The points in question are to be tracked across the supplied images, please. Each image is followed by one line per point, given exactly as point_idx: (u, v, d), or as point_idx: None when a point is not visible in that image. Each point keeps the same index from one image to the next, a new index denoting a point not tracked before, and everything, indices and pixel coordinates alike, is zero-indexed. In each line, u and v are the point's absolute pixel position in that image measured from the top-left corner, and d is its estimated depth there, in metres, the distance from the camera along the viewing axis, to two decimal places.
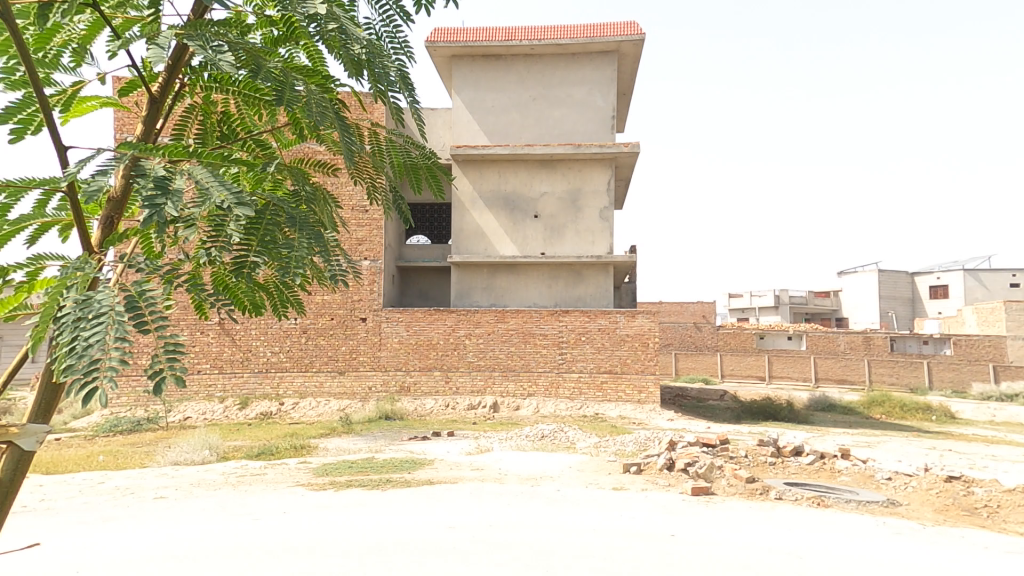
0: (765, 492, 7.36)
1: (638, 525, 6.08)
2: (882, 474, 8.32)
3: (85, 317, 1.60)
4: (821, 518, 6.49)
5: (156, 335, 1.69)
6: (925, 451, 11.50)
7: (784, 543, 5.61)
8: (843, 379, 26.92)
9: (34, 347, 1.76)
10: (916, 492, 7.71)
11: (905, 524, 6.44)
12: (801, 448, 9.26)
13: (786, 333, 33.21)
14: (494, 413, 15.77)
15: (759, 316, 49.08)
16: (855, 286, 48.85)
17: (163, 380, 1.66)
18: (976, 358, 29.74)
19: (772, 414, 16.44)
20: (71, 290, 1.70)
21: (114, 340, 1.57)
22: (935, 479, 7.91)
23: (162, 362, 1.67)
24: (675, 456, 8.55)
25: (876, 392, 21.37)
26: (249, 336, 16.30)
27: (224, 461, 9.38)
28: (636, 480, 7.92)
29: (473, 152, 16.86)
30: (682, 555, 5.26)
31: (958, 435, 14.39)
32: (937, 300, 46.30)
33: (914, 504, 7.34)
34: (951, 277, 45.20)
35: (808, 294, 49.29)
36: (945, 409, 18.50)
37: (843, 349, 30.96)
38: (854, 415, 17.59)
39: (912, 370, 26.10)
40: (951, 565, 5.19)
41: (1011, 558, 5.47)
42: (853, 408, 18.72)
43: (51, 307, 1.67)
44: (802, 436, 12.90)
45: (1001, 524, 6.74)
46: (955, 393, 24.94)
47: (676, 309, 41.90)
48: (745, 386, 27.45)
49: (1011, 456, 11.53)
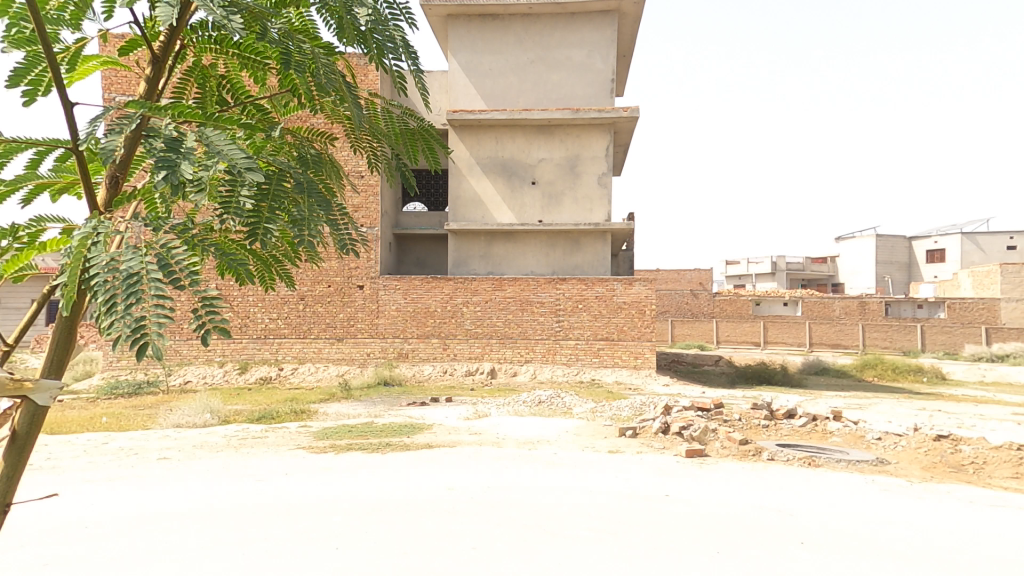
0: (757, 454, 7.53)
1: (637, 486, 6.23)
2: (872, 434, 8.49)
3: (119, 276, 1.61)
4: (811, 476, 6.70)
5: (191, 291, 1.70)
6: (915, 411, 11.73)
7: (775, 502, 5.76)
8: (837, 344, 27.29)
9: (68, 306, 1.68)
10: (904, 451, 7.90)
11: (894, 481, 6.63)
12: (794, 411, 9.41)
13: (782, 299, 33.34)
14: (492, 378, 15.99)
15: (756, 283, 49.37)
16: (851, 251, 48.95)
17: (210, 333, 1.72)
18: (968, 323, 30.14)
19: (766, 378, 16.69)
20: (96, 248, 1.68)
21: (154, 300, 1.59)
22: (924, 439, 8.10)
23: (204, 317, 1.72)
24: (671, 421, 8.71)
25: (870, 356, 21.62)
26: (246, 302, 16.32)
27: (225, 424, 9.53)
28: (632, 444, 8.08)
29: (470, 117, 16.56)
30: (674, 513, 5.43)
31: (948, 396, 14.63)
32: (933, 265, 46.34)
33: (902, 462, 7.53)
34: (948, 241, 45.13)
35: (805, 260, 49.41)
36: (936, 371, 18.79)
37: (838, 314, 31.31)
38: (847, 378, 17.88)
39: (904, 334, 26.49)
40: (938, 519, 5.40)
41: (992, 512, 5.67)
42: (846, 370, 19.00)
43: (79, 264, 1.65)
44: (794, 399, 13.12)
45: (985, 479, 6.95)
46: (946, 355, 25.30)
47: (674, 276, 42.05)
48: (740, 351, 27.80)
49: (998, 415, 11.76)
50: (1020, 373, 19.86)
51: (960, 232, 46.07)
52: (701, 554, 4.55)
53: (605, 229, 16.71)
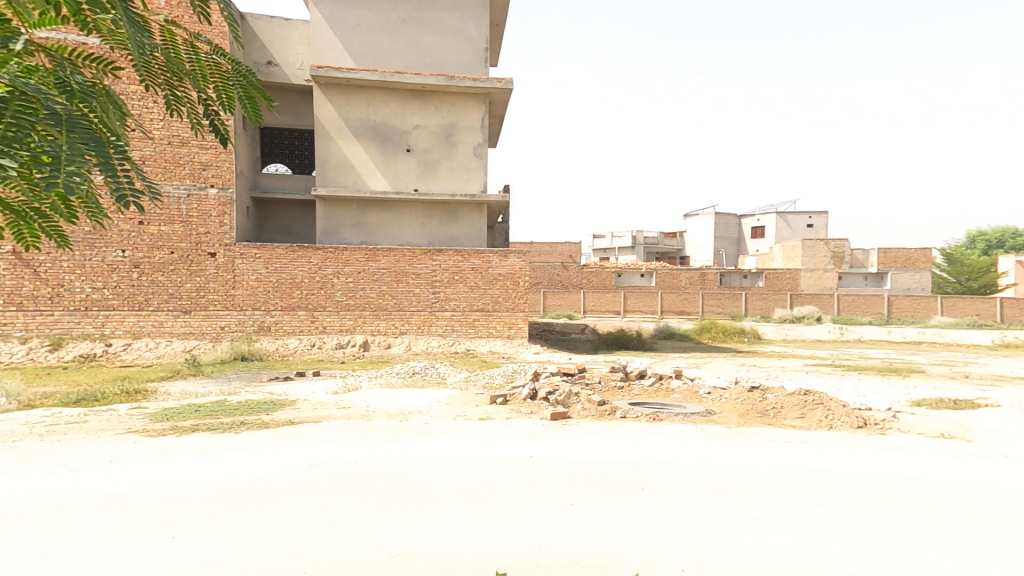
0: (612, 413, 8.18)
1: (501, 451, 6.45)
2: (704, 389, 9.61)
3: None
4: (655, 430, 7.45)
5: None
6: (739, 367, 13.54)
7: (627, 456, 6.35)
8: (682, 311, 30.46)
9: None
10: (727, 401, 9.05)
11: (716, 428, 7.62)
12: (644, 371, 10.34)
13: (639, 271, 36.30)
14: (365, 351, 15.53)
15: (620, 256, 53.31)
16: (698, 227, 54.53)
17: None
18: (781, 291, 35.33)
19: (624, 344, 18.17)
20: None
21: None
22: (742, 391, 9.31)
23: None
24: (538, 386, 9.15)
25: (708, 321, 24.46)
26: (60, 269, 14.02)
27: (27, 409, 8.18)
28: (502, 410, 8.34)
29: (337, 75, 15.54)
30: (536, 473, 5.72)
31: (764, 353, 17.10)
32: (755, 240, 53.07)
33: (725, 411, 8.63)
34: (767, 219, 51.78)
35: (660, 236, 54.24)
36: (756, 331, 21.82)
37: (684, 284, 34.96)
38: (689, 341, 20.10)
39: (734, 301, 30.29)
40: (751, 459, 6.29)
41: (790, 448, 6.75)
42: (688, 334, 21.33)
43: None
44: (647, 361, 14.46)
45: (782, 420, 8.20)
46: (762, 318, 29.35)
47: (546, 249, 43.83)
48: (603, 319, 29.94)
49: (798, 367, 13.98)
50: (812, 331, 24.03)
51: (775, 208, 53.11)
52: (553, 506, 4.83)
53: (481, 200, 16.83)
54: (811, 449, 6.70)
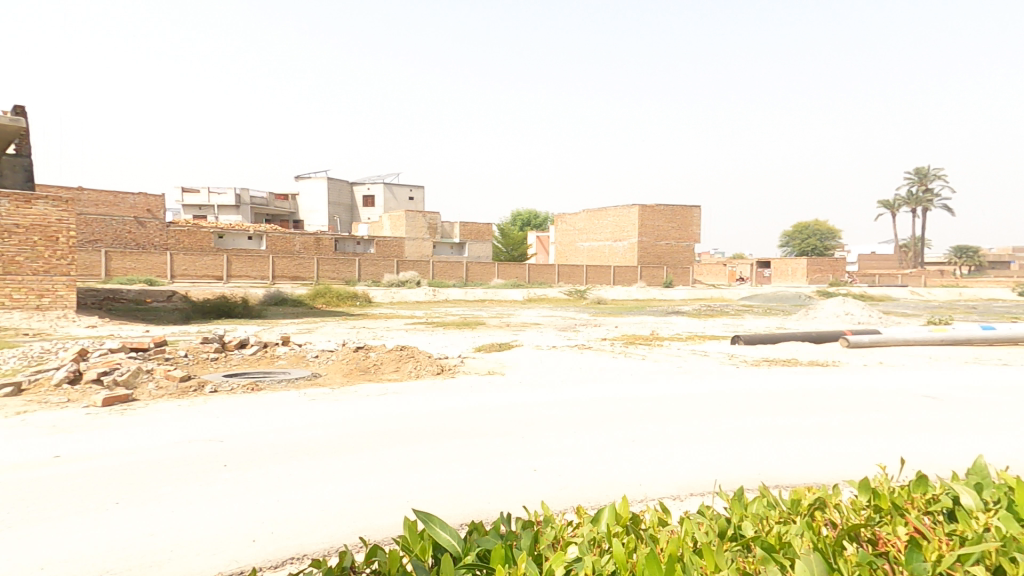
0: (199, 389, 7.31)
1: (11, 457, 4.79)
2: (312, 354, 9.67)
3: None
4: (245, 400, 7.00)
5: None
6: (348, 329, 14.34)
7: (216, 432, 5.61)
8: (297, 277, 30.12)
9: None
10: (333, 363, 9.32)
11: (317, 390, 7.64)
12: (246, 342, 9.74)
13: (247, 234, 34.79)
14: None
15: (218, 215, 48.25)
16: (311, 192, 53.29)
17: None
18: (388, 257, 39.65)
19: (226, 312, 16.68)
20: None
21: None
22: (348, 352, 9.74)
23: None
24: (85, 367, 7.48)
25: (318, 286, 24.96)
26: None
27: None
28: (16, 404, 6.45)
29: None
30: (63, 475, 4.40)
31: (371, 316, 18.53)
32: (368, 209, 56.56)
33: (330, 373, 8.84)
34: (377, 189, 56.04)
35: (269, 197, 51.76)
36: (366, 295, 23.62)
37: (297, 249, 34.76)
38: (301, 307, 20.06)
39: (347, 267, 31.69)
40: (348, 411, 6.44)
41: (382, 398, 7.13)
42: (301, 300, 21.16)
43: None
44: (252, 330, 13.69)
45: (381, 374, 8.82)
46: (373, 282, 31.64)
47: (111, 199, 35.57)
48: (201, 285, 27.32)
49: (397, 326, 15.75)
50: (411, 293, 27.19)
51: (382, 181, 57.73)
52: (76, 512, 3.72)
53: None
54: (392, 398, 7.12)
